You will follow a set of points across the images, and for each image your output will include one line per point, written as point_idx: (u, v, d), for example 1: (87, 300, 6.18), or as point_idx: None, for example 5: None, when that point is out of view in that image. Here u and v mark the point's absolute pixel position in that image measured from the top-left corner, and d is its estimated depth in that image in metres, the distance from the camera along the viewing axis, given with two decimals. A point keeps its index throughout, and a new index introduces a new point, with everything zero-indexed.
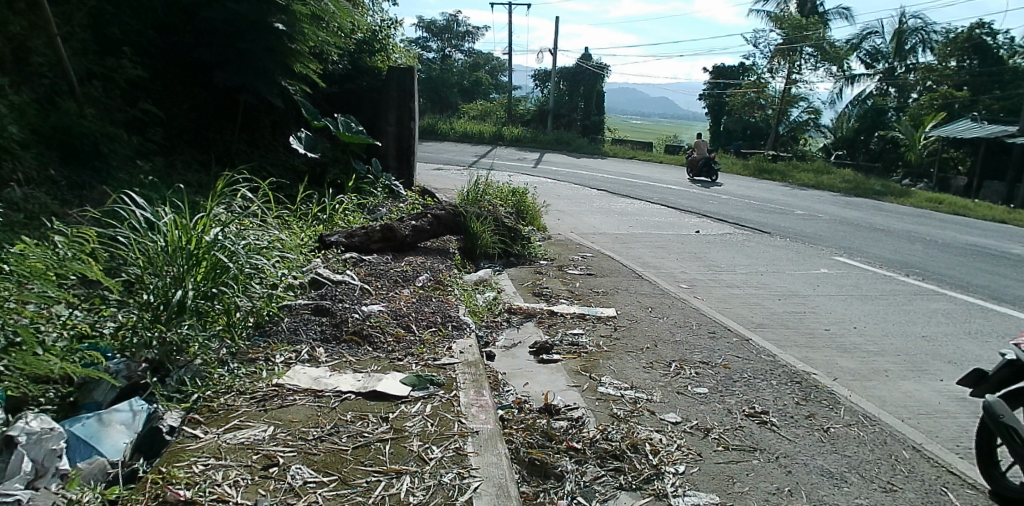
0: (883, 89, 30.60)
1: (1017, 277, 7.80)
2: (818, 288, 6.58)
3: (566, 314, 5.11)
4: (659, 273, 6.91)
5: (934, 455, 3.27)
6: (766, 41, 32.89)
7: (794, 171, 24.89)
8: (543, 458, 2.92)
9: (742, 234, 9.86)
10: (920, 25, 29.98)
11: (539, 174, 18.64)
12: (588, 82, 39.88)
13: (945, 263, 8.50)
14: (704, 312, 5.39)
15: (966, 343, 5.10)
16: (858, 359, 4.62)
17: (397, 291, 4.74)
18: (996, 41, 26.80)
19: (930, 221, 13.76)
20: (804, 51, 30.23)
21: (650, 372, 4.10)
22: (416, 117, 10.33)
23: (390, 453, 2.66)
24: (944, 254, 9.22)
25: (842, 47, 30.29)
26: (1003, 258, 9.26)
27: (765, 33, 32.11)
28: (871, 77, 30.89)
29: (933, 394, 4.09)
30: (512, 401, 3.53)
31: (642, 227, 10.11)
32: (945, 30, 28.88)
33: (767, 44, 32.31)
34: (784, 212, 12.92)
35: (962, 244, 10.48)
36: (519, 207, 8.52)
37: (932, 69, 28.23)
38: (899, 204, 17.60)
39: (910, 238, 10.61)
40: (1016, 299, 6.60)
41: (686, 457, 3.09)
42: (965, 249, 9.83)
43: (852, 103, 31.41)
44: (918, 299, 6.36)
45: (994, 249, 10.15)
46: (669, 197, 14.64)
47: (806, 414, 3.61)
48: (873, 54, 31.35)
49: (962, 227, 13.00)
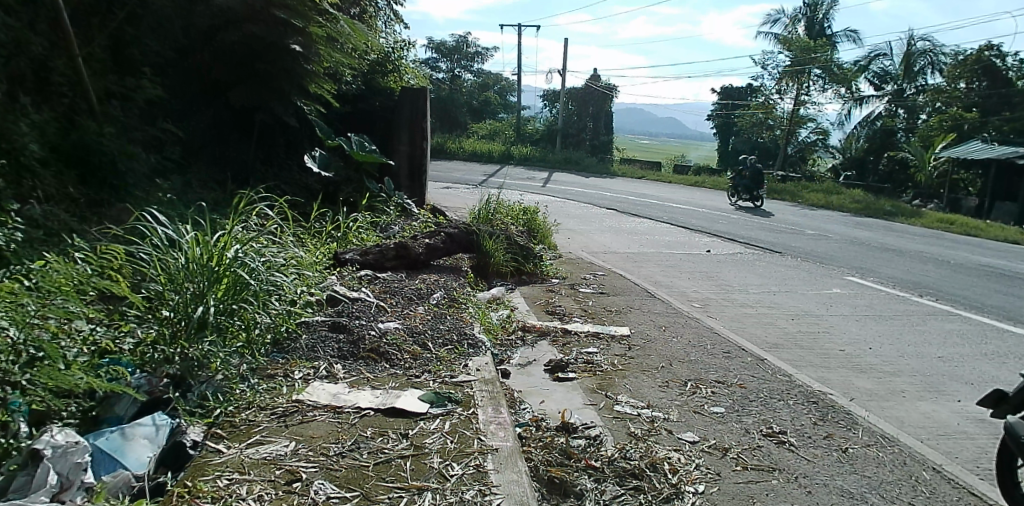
0: (891, 110, 30.72)
1: None
2: (831, 308, 6.57)
3: (579, 332, 5.08)
4: (670, 293, 6.91)
5: (955, 476, 3.28)
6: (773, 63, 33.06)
7: (802, 190, 24.97)
8: (563, 477, 2.96)
9: (752, 253, 9.89)
10: (929, 47, 30.07)
11: (550, 193, 18.85)
12: (596, 102, 40.25)
13: (960, 284, 8.46)
14: (717, 331, 5.38)
15: (983, 364, 5.07)
16: (874, 379, 4.60)
17: (412, 308, 4.74)
18: (1005, 63, 26.59)
19: (943, 242, 13.73)
20: (813, 72, 30.58)
21: (666, 391, 4.07)
22: (428, 137, 10.13)
23: (411, 470, 2.67)
24: (958, 275, 9.18)
25: (850, 68, 30.47)
26: (1020, 279, 9.19)
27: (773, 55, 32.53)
28: (879, 99, 30.95)
29: (951, 415, 4.07)
30: (529, 418, 3.54)
31: (653, 246, 10.15)
32: (954, 52, 28.86)
33: (775, 66, 32.67)
34: (794, 232, 12.97)
35: (976, 265, 10.42)
36: (529, 225, 8.54)
37: (942, 90, 28.32)
38: (907, 225, 17.56)
39: (923, 258, 10.60)
40: None
41: (705, 476, 3.13)
42: (978, 270, 9.78)
43: (860, 124, 31.46)
44: (931, 319, 6.35)
45: (1009, 270, 10.09)
46: (678, 217, 14.62)
47: (824, 435, 3.60)
48: (881, 76, 31.57)
49: (972, 248, 12.95)
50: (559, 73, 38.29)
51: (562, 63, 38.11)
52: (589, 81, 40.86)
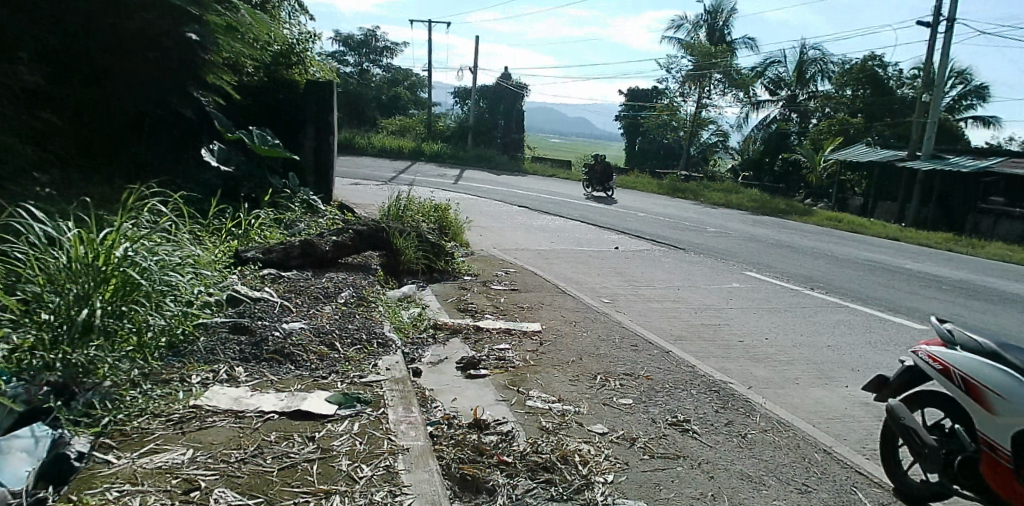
0: (785, 115, 32.71)
1: (907, 290, 8.48)
2: (731, 302, 6.91)
3: (492, 329, 5.07)
4: (581, 289, 7.03)
5: (842, 456, 3.55)
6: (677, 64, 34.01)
7: (703, 189, 26.20)
8: (475, 473, 2.95)
9: (658, 250, 10.25)
10: (818, 56, 32.02)
11: (461, 190, 18.80)
12: (507, 101, 40.56)
13: (846, 277, 9.12)
14: (626, 325, 5.52)
15: (867, 351, 5.48)
16: (770, 368, 4.87)
17: (319, 307, 4.57)
18: (886, 73, 29.03)
19: (830, 238, 14.77)
20: (713, 77, 32.19)
21: (577, 385, 4.13)
22: (333, 132, 10.38)
23: (319, 473, 2.56)
24: (844, 269, 9.90)
25: (747, 74, 32.18)
26: (897, 272, 10.01)
27: (676, 60, 33.94)
28: (773, 103, 32.95)
29: (838, 399, 4.37)
30: (440, 417, 3.50)
31: (564, 243, 10.32)
32: (841, 61, 31.04)
33: (678, 70, 34.04)
34: (696, 229, 13.56)
35: (859, 259, 11.27)
36: (441, 222, 8.45)
37: (830, 97, 30.48)
38: (799, 222, 18.75)
39: (813, 254, 11.35)
40: (908, 311, 7.16)
41: (614, 466, 3.21)
42: (861, 264, 10.58)
43: (758, 127, 33.25)
44: (821, 311, 6.80)
45: (888, 264, 10.97)
46: (589, 215, 14.91)
47: (725, 421, 3.78)
48: (776, 82, 33.06)
49: (854, 244, 14.01)
50: (470, 70, 38.24)
51: (474, 61, 38.07)
52: (500, 79, 41.05)
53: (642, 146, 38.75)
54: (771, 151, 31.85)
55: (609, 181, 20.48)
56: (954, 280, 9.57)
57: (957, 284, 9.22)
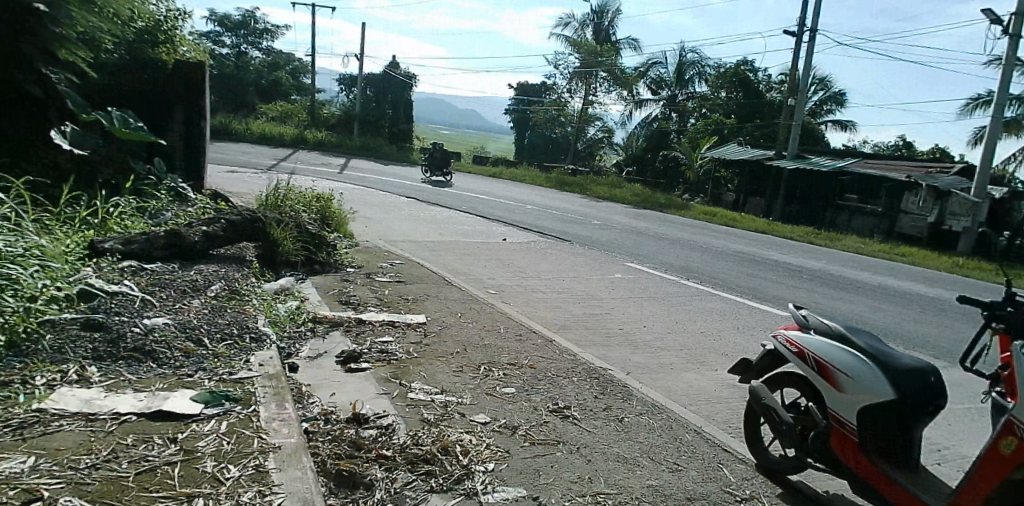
0: (665, 114, 34.45)
1: (772, 279, 9.14)
2: (613, 292, 7.14)
3: (374, 321, 4.95)
4: (467, 280, 7.01)
5: (710, 435, 3.76)
6: (568, 63, 35.37)
7: (590, 184, 27.07)
8: (352, 468, 2.86)
9: (545, 242, 10.45)
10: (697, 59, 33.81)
11: (346, 180, 18.32)
12: (395, 90, 40.11)
13: (718, 268, 9.69)
14: (510, 316, 5.56)
15: (735, 336, 5.84)
16: (647, 354, 5.07)
17: (187, 302, 4.27)
18: (757, 78, 31.34)
19: (704, 231, 15.68)
20: (599, 75, 33.41)
21: (460, 375, 4.10)
22: (206, 116, 9.76)
23: (180, 476, 2.38)
24: (717, 260, 10.53)
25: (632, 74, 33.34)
26: (762, 263, 10.78)
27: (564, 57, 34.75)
28: (655, 102, 34.59)
29: (708, 382, 4.62)
30: (318, 412, 3.36)
31: (452, 234, 10.29)
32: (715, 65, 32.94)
33: (567, 66, 34.73)
34: (581, 222, 13.96)
35: (729, 251, 12.03)
36: (323, 213, 8.14)
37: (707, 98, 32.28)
38: (678, 216, 19.72)
39: (689, 246, 12.00)
40: (772, 298, 7.72)
41: (495, 454, 3.22)
42: (732, 256, 11.30)
43: (641, 124, 34.64)
44: (696, 299, 7.18)
45: (755, 255, 11.79)
46: (477, 207, 14.93)
47: (604, 406, 3.89)
48: (658, 82, 34.86)
49: (725, 237, 14.94)
50: (357, 57, 37.33)
51: (360, 48, 37.19)
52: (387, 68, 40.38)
53: (533, 140, 39.45)
54: (653, 148, 33.31)
55: (448, 167, 21.93)
56: (812, 270, 10.43)
57: (814, 274, 10.05)
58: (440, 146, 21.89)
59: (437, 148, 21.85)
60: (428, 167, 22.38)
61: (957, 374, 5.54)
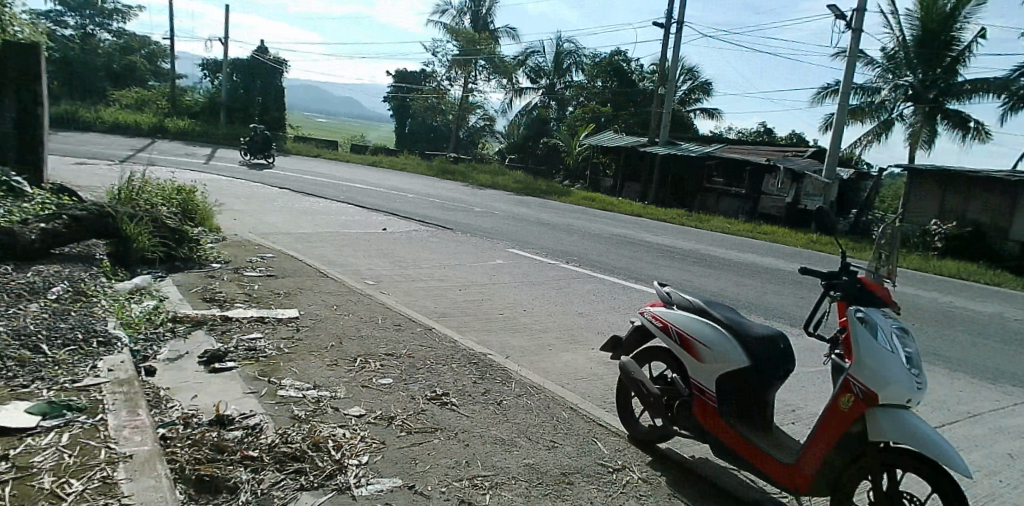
0: (544, 102, 35.34)
1: (647, 260, 9.59)
2: (494, 278, 7.21)
3: (242, 318, 4.72)
4: (343, 272, 6.84)
5: (585, 412, 3.88)
6: (444, 51, 36.06)
7: (472, 172, 27.45)
8: (215, 473, 2.70)
9: (426, 230, 10.40)
10: (572, 48, 34.89)
11: (215, 171, 17.39)
12: (263, 76, 37.70)
13: (597, 251, 10.04)
14: (388, 305, 5.49)
15: (611, 315, 6.07)
16: (527, 337, 5.16)
17: (22, 307, 3.88)
18: (630, 67, 32.60)
19: (583, 216, 16.21)
20: (478, 63, 33.90)
21: (334, 369, 3.99)
22: (43, 103, 8.64)
23: (10, 496, 2.16)
24: (597, 244, 10.90)
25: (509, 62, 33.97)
26: (638, 245, 11.28)
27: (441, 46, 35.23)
28: (534, 91, 35.44)
29: (586, 360, 4.77)
30: (177, 417, 3.16)
31: (329, 225, 10.02)
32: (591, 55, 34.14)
33: (445, 55, 35.54)
34: (463, 210, 14.03)
35: (608, 234, 12.48)
36: (185, 206, 7.64)
37: (584, 87, 33.42)
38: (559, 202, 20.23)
39: (569, 230, 12.35)
40: (646, 278, 8.09)
41: (369, 447, 3.15)
42: (610, 239, 11.74)
43: (521, 113, 35.40)
44: (575, 282, 7.40)
45: (632, 238, 12.30)
46: (356, 197, 14.63)
47: (482, 391, 3.92)
48: (537, 71, 35.65)
49: (605, 221, 15.52)
50: (223, 43, 35.65)
51: (224, 33, 35.51)
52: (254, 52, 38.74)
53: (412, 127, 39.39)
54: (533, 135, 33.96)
55: (270, 149, 21.57)
56: (684, 251, 11.02)
57: (686, 254, 10.63)
58: (262, 129, 21.40)
59: (257, 131, 21.41)
60: (248, 150, 21.80)
61: (806, 340, 6.07)
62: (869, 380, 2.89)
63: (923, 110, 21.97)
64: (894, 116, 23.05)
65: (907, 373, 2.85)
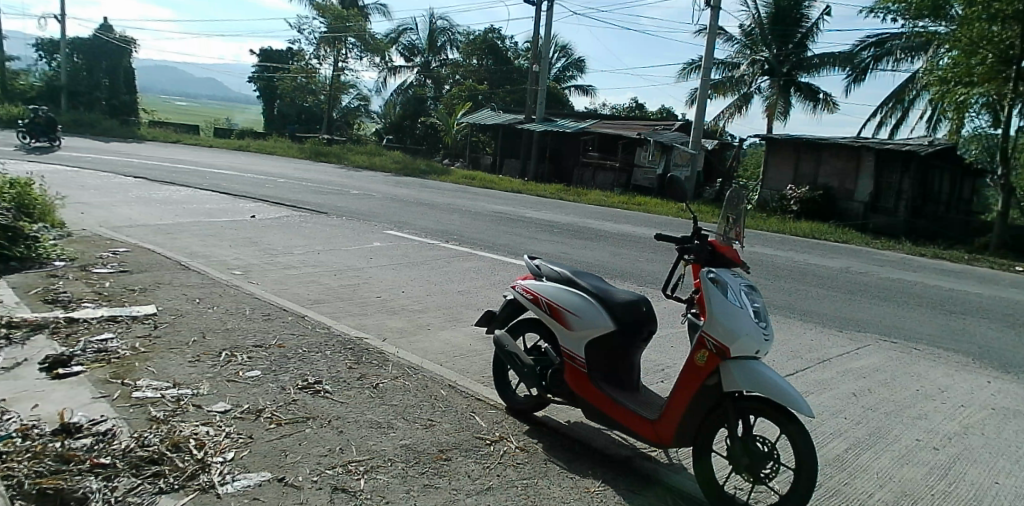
0: (420, 80, 35.27)
1: (526, 235, 9.80)
2: (371, 261, 7.11)
3: (90, 319, 4.40)
4: (207, 263, 6.52)
5: (464, 388, 3.95)
6: (310, 28, 35.71)
7: (348, 154, 27.16)
8: (60, 485, 2.51)
9: (298, 216, 10.09)
10: (446, 25, 35.02)
11: (58, 162, 15.95)
12: (110, 55, 35.84)
13: (475, 228, 10.14)
14: (257, 295, 5.31)
15: (489, 291, 6.18)
16: (405, 318, 5.16)
17: None
18: (504, 45, 33.93)
19: (462, 194, 16.29)
20: (346, 41, 33.22)
21: (197, 365, 3.82)
22: None
23: None
24: (476, 221, 11.00)
25: (381, 40, 33.82)
26: (516, 220, 11.50)
27: (308, 22, 35.08)
28: (410, 69, 35.22)
29: (465, 337, 4.84)
30: (14, 430, 2.91)
31: (191, 215, 9.49)
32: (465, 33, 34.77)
33: (311, 32, 35.55)
34: (339, 193, 13.70)
35: (489, 211, 12.60)
36: (21, 201, 6.93)
37: (459, 65, 34.15)
38: (440, 182, 20.23)
39: (448, 209, 12.37)
40: (523, 252, 8.28)
41: (235, 443, 3.04)
42: (490, 216, 11.87)
43: (396, 92, 35.34)
44: (454, 261, 7.44)
45: (511, 214, 12.50)
46: (221, 184, 13.93)
47: (357, 376, 3.89)
48: (411, 49, 35.27)
49: (484, 199, 15.72)
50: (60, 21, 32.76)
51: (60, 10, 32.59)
52: (97, 31, 35.91)
53: (281, 109, 38.00)
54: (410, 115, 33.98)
55: (55, 131, 21.77)
56: (562, 224, 11.34)
57: (564, 227, 10.93)
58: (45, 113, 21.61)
59: (38, 113, 21.54)
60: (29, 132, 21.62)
61: (669, 304, 6.47)
62: (721, 335, 3.03)
63: (778, 83, 23.93)
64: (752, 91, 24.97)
65: (756, 325, 3.00)
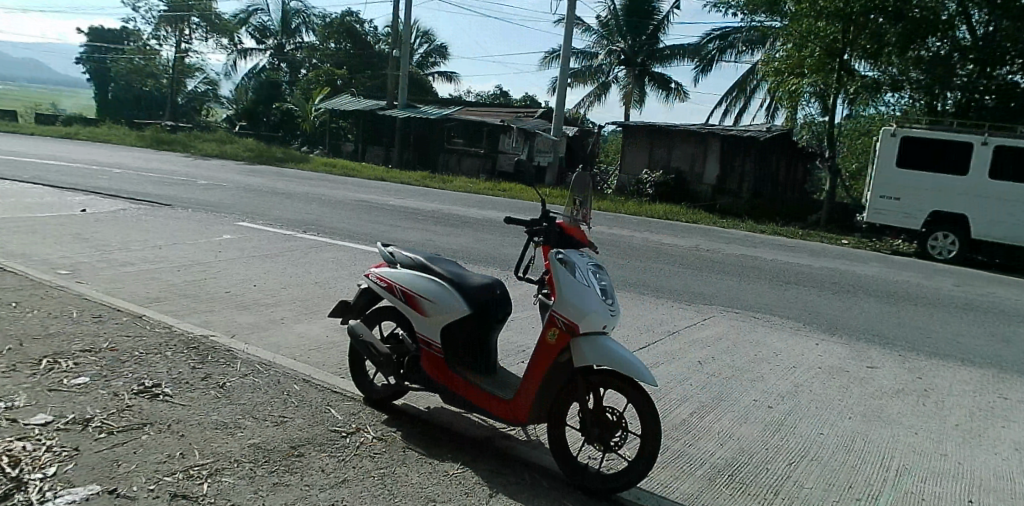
0: (274, 64, 35.23)
1: (387, 223, 9.78)
2: (221, 254, 6.78)
3: None
4: (26, 263, 5.93)
5: (318, 381, 3.92)
6: (151, 8, 34.90)
7: (195, 142, 26.08)
8: None
9: (137, 208, 9.42)
10: (300, 8, 35.50)
11: None
12: None
13: (335, 217, 9.95)
14: (87, 296, 4.92)
15: (347, 280, 6.12)
16: (256, 313, 5.01)
17: None
18: (362, 29, 34.57)
19: (322, 183, 15.85)
20: (191, 20, 34.23)
21: (10, 376, 3.48)
22: None
23: None
24: (336, 210, 10.80)
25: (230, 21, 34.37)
26: (376, 208, 11.42)
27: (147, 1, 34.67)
28: (263, 51, 35.26)
29: (321, 330, 4.79)
30: None
31: (6, 210, 8.56)
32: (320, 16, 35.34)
33: (150, 10, 34.82)
34: (185, 183, 12.91)
35: (351, 200, 12.37)
36: None
37: (316, 49, 34.20)
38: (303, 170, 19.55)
39: (307, 199, 12.02)
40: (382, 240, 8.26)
41: (58, 456, 2.79)
42: (351, 205, 11.67)
43: (249, 75, 34.67)
44: (312, 251, 7.26)
45: (374, 202, 12.36)
46: (44, 175, 12.67)
47: (201, 376, 3.74)
48: (262, 31, 35.61)
49: (348, 186, 15.40)
50: None
51: None
52: None
53: (117, 93, 37.26)
54: (264, 99, 33.24)
55: None
56: (426, 211, 11.38)
57: (428, 214, 10.96)
58: None
59: None
60: None
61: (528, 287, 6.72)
62: (571, 314, 3.10)
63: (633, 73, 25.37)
64: (610, 79, 26.34)
65: (602, 303, 3.10)
